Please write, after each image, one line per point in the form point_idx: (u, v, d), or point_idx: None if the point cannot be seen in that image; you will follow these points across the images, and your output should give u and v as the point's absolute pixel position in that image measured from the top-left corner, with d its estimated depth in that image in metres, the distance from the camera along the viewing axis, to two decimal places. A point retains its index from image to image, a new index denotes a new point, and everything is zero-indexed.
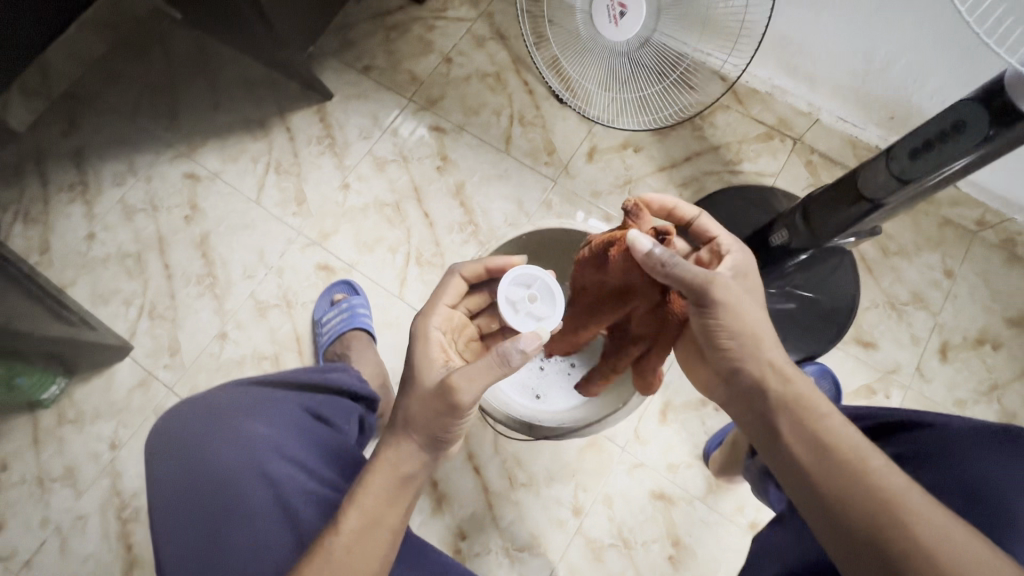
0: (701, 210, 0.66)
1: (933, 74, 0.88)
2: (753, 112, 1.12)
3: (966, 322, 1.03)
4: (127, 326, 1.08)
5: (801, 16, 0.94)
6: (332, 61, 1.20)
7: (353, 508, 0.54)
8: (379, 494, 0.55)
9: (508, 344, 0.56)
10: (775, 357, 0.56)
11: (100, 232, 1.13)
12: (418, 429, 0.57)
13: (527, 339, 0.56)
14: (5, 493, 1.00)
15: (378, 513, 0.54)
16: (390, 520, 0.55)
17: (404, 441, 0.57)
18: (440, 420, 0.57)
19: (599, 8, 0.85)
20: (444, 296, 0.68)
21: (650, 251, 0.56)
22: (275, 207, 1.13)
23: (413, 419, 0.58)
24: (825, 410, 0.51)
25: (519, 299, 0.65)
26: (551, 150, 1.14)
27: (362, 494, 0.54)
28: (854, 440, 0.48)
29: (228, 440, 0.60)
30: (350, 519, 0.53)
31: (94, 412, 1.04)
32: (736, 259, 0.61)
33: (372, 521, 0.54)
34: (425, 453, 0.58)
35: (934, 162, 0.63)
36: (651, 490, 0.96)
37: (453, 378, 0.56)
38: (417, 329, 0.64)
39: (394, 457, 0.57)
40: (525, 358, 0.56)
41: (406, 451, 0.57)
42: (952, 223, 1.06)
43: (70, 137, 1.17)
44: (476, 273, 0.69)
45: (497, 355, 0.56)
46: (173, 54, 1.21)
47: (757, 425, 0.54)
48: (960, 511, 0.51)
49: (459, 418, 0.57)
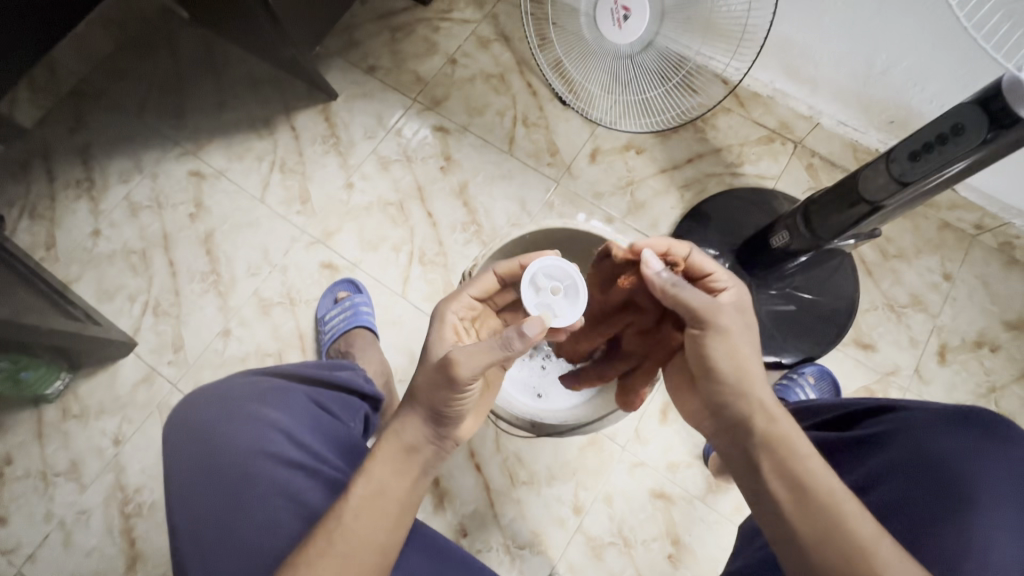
0: (692, 249, 0.63)
1: (932, 78, 0.88)
2: (754, 115, 1.13)
3: (965, 325, 1.04)
4: (132, 322, 1.09)
5: (803, 20, 0.94)
6: (337, 61, 1.21)
7: (363, 475, 0.57)
8: (386, 463, 0.57)
9: (514, 330, 0.56)
10: (766, 400, 0.55)
11: (106, 229, 1.14)
12: (420, 403, 0.59)
13: (532, 324, 0.56)
14: (9, 487, 1.01)
15: (384, 483, 0.56)
16: (395, 490, 0.56)
17: (410, 415, 0.60)
18: (439, 394, 0.58)
19: (603, 13, 0.86)
20: (472, 290, 0.68)
21: (657, 274, 0.59)
22: (280, 206, 1.14)
23: (417, 395, 0.60)
24: (806, 453, 0.50)
25: (542, 291, 0.63)
26: (554, 151, 1.15)
27: (369, 465, 0.57)
28: (831, 483, 0.48)
29: (244, 424, 0.60)
30: (360, 485, 0.56)
31: (98, 407, 1.04)
32: (732, 295, 0.61)
33: (379, 490, 0.56)
34: (430, 428, 0.60)
35: (932, 165, 0.64)
36: (651, 488, 0.96)
37: (454, 353, 0.56)
38: (437, 312, 0.66)
39: (399, 429, 0.59)
40: (530, 342, 0.56)
41: (413, 423, 0.59)
42: (951, 226, 1.07)
43: (76, 133, 1.18)
44: (511, 271, 0.68)
45: (502, 338, 0.56)
46: (180, 53, 1.22)
47: (739, 458, 0.55)
48: (926, 490, 0.52)
49: (458, 394, 0.57)
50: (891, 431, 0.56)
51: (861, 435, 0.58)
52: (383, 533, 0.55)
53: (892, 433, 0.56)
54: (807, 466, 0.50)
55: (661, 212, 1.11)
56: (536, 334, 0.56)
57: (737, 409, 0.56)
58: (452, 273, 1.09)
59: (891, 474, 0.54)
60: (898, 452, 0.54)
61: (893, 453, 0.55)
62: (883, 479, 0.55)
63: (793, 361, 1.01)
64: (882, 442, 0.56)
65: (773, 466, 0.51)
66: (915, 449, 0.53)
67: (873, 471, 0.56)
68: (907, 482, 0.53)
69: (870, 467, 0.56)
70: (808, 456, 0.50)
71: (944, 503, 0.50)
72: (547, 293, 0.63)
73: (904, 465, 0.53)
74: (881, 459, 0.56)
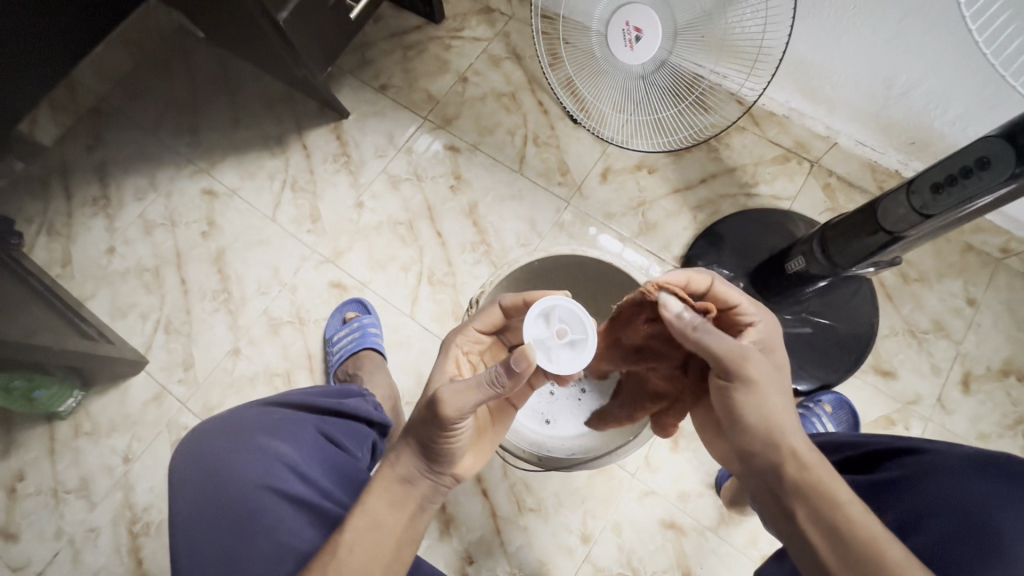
0: (714, 278, 0.62)
1: (954, 100, 0.86)
2: (769, 134, 1.11)
3: (990, 353, 1.00)
4: (143, 339, 1.10)
5: (820, 41, 0.91)
6: (349, 79, 1.22)
7: (359, 508, 0.56)
8: (381, 496, 0.56)
9: (500, 364, 0.54)
10: (797, 446, 0.51)
11: (120, 246, 1.15)
12: (413, 436, 0.58)
13: (520, 359, 0.53)
14: (21, 503, 1.02)
15: (379, 515, 0.55)
16: (390, 524, 0.56)
17: (404, 448, 0.59)
18: (428, 428, 0.57)
19: (614, 32, 0.86)
20: (478, 321, 0.67)
21: (680, 315, 0.56)
22: (290, 224, 1.14)
23: (413, 427, 0.58)
24: (844, 499, 0.47)
25: (545, 333, 0.60)
26: (565, 170, 1.14)
27: (365, 498, 0.56)
28: (872, 531, 0.44)
29: (251, 456, 0.59)
30: (357, 518, 0.55)
31: (109, 424, 1.05)
32: (763, 332, 0.59)
33: (374, 523, 0.55)
34: (423, 461, 0.59)
35: (957, 197, 0.61)
36: (661, 518, 0.94)
37: (440, 392, 0.54)
38: (444, 343, 0.67)
39: (393, 461, 0.58)
40: (518, 376, 0.53)
41: (407, 456, 0.58)
42: (974, 249, 1.04)
43: (94, 151, 1.20)
44: (514, 305, 0.66)
45: (490, 373, 0.54)
46: (196, 71, 1.23)
47: (771, 504, 0.51)
48: (950, 538, 0.48)
49: (445, 430, 0.55)
50: (913, 473, 0.53)
51: (883, 480, 0.55)
52: (379, 567, 0.54)
53: (915, 476, 0.53)
54: (849, 514, 0.46)
55: (673, 233, 1.09)
56: (524, 368, 0.53)
57: (766, 452, 0.52)
58: (461, 293, 1.08)
59: (923, 520, 0.50)
60: (924, 496, 0.51)
61: (920, 498, 0.51)
62: (915, 526, 0.50)
63: (808, 389, 0.98)
64: (906, 485, 0.53)
65: (807, 514, 0.48)
66: (943, 492, 0.50)
67: (902, 517, 0.52)
68: (940, 527, 0.49)
69: (898, 513, 0.52)
70: (846, 501, 0.47)
71: (968, 554, 0.46)
72: (548, 338, 0.60)
73: (933, 509, 0.50)
74: (907, 503, 0.52)
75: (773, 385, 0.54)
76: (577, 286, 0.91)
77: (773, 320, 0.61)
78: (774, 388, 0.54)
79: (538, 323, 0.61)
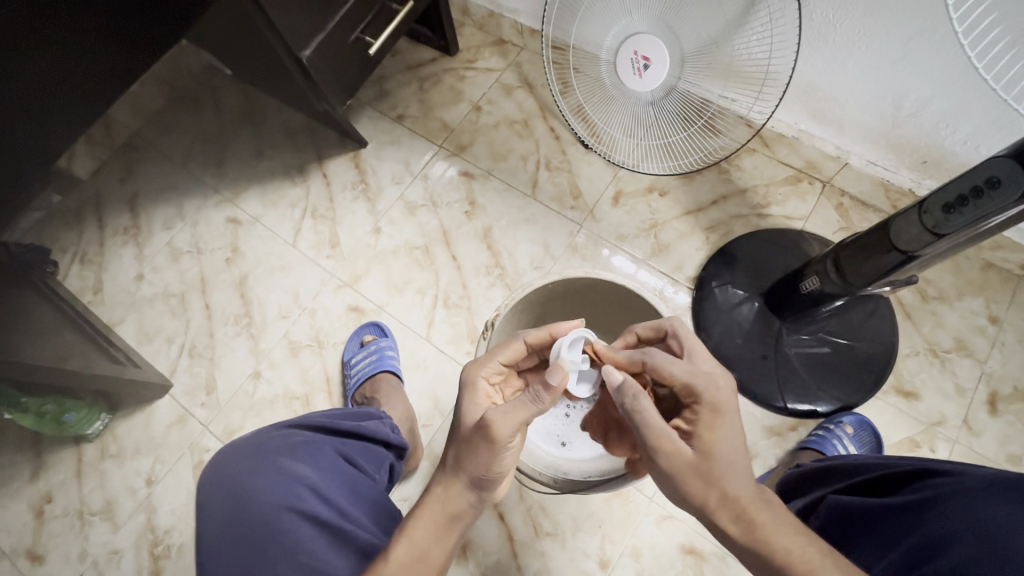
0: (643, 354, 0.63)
1: (963, 118, 0.86)
2: (779, 155, 1.12)
3: (1016, 372, 0.98)
4: (169, 363, 1.13)
5: (827, 65, 0.93)
6: (368, 110, 1.27)
7: (404, 538, 0.56)
8: (426, 525, 0.57)
9: (540, 384, 0.60)
10: (721, 523, 0.54)
11: (148, 273, 1.20)
12: (465, 470, 0.59)
13: (555, 374, 0.61)
14: (47, 525, 1.04)
15: (426, 546, 0.56)
16: (436, 554, 0.56)
17: (453, 480, 0.60)
18: (483, 461, 0.59)
19: (622, 61, 0.89)
20: (502, 355, 0.68)
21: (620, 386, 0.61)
22: (311, 250, 1.17)
23: (462, 459, 0.60)
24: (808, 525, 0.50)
25: (576, 360, 0.68)
26: (577, 194, 1.16)
27: (410, 527, 0.56)
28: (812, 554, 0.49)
29: (274, 477, 0.60)
30: (401, 547, 0.55)
31: (135, 447, 1.08)
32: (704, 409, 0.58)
33: (421, 554, 0.55)
34: (472, 493, 0.60)
35: (969, 217, 0.62)
36: (680, 543, 0.93)
37: (489, 416, 0.58)
38: (466, 376, 0.66)
39: (444, 493, 0.59)
40: (554, 391, 0.60)
41: (454, 489, 0.59)
42: (995, 266, 1.02)
43: (126, 183, 1.26)
44: (540, 340, 0.69)
45: (531, 392, 0.60)
46: (223, 107, 1.30)
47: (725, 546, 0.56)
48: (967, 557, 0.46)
49: (499, 458, 0.59)
50: (935, 495, 0.52)
51: (903, 502, 0.54)
52: None
53: (935, 498, 0.52)
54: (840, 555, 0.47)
55: (686, 254, 1.10)
56: (560, 380, 0.61)
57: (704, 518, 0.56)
58: (476, 316, 1.10)
59: (945, 543, 0.48)
60: (948, 519, 0.49)
61: (943, 520, 0.50)
62: (936, 549, 0.49)
63: (828, 410, 0.97)
64: (928, 509, 0.52)
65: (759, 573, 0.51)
66: (967, 516, 0.48)
67: (923, 540, 0.50)
68: (962, 550, 0.47)
69: (919, 537, 0.51)
70: (794, 557, 0.49)
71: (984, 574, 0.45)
72: (579, 364, 0.69)
73: (956, 533, 0.48)
74: (930, 527, 0.50)
75: (690, 468, 0.56)
76: (590, 306, 0.93)
77: (722, 386, 0.59)
78: (696, 470, 0.56)
79: (567, 349, 0.67)
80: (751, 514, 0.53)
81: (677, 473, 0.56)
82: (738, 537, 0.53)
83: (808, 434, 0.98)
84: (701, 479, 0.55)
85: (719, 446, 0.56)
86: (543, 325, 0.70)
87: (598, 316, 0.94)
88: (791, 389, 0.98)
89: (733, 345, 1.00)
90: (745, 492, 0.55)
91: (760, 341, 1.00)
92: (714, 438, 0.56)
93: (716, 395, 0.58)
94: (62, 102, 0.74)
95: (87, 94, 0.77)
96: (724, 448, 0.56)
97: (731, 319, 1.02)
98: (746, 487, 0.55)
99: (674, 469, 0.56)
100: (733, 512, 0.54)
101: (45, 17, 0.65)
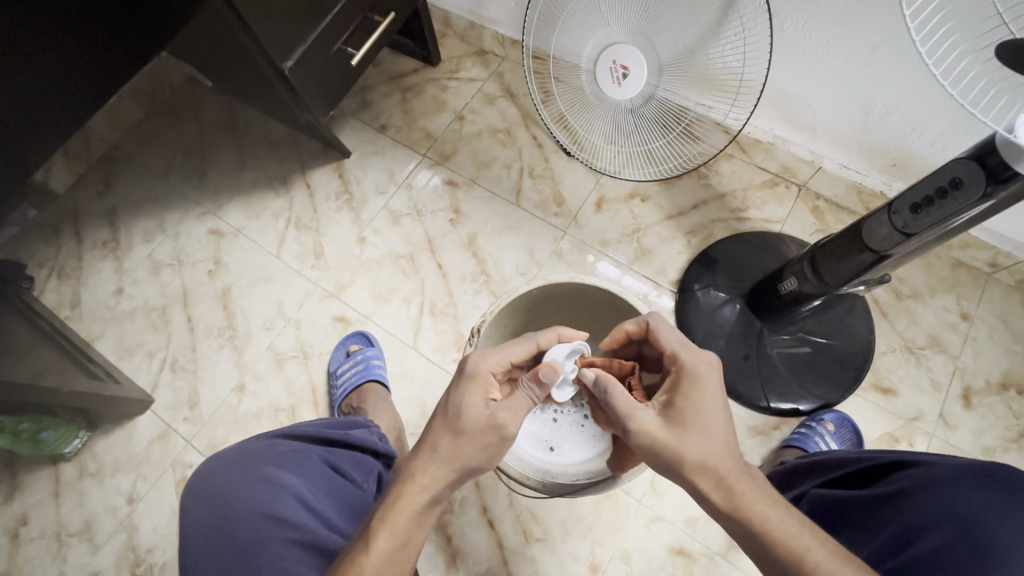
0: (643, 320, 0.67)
1: (930, 124, 0.89)
2: (757, 160, 1.15)
3: (989, 366, 1.01)
4: (150, 377, 1.11)
5: (798, 73, 0.96)
6: (351, 120, 1.27)
7: (384, 528, 0.55)
8: (408, 514, 0.56)
9: (533, 380, 0.64)
10: (702, 488, 0.55)
11: (128, 287, 1.18)
12: (458, 459, 0.59)
13: (548, 372, 0.64)
14: (23, 548, 1.01)
15: (405, 534, 0.55)
16: (416, 541, 0.56)
17: (443, 470, 0.58)
18: (484, 453, 0.60)
19: (602, 70, 0.91)
20: (512, 353, 0.67)
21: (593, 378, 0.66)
22: (295, 260, 1.17)
23: (458, 450, 0.59)
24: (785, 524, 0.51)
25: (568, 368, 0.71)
26: (561, 201, 1.17)
27: (388, 516, 0.55)
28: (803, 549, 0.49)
29: (260, 486, 0.59)
30: (382, 540, 0.54)
31: (114, 465, 1.05)
32: (702, 372, 0.60)
33: (402, 542, 0.54)
34: (456, 481, 0.59)
35: (936, 216, 0.64)
36: (670, 545, 0.93)
37: (499, 414, 0.60)
38: (469, 366, 0.63)
39: (427, 481, 0.57)
40: (546, 387, 0.65)
41: (442, 478, 0.58)
42: (964, 264, 1.06)
43: (105, 197, 1.24)
44: (550, 341, 0.71)
45: (527, 390, 0.64)
46: (204, 119, 1.29)
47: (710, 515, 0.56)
48: (945, 543, 0.48)
49: (502, 451, 0.61)
50: (910, 485, 0.53)
51: (881, 493, 0.55)
52: None
53: (914, 487, 0.53)
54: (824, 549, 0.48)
55: (668, 259, 1.12)
56: (552, 379, 0.64)
57: (682, 482, 0.56)
58: (462, 323, 1.10)
59: (923, 530, 0.50)
60: (922, 508, 0.51)
61: (920, 510, 0.51)
62: (914, 537, 0.50)
63: (810, 409, 0.99)
64: (906, 499, 0.53)
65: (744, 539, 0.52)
66: (940, 503, 0.50)
67: (901, 529, 0.52)
68: (939, 537, 0.49)
69: (896, 526, 0.52)
70: (771, 525, 0.51)
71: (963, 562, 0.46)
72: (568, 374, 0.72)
73: (934, 521, 0.49)
74: (907, 516, 0.52)
75: (670, 434, 0.57)
76: (573, 310, 0.94)
77: (715, 368, 0.60)
78: (676, 438, 0.56)
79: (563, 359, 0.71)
80: (733, 483, 0.54)
81: (655, 440, 0.57)
82: (722, 505, 0.53)
83: (791, 432, 1.00)
84: (678, 441, 0.56)
85: (692, 412, 0.57)
86: (552, 326, 0.72)
87: (583, 319, 0.96)
88: (774, 389, 1.00)
89: (716, 347, 1.02)
90: (726, 460, 0.55)
91: (742, 342, 1.01)
92: (691, 404, 0.58)
93: (695, 363, 0.60)
94: (41, 112, 0.73)
95: (64, 107, 0.76)
96: (700, 414, 0.57)
97: (714, 321, 1.03)
98: (725, 455, 0.55)
99: (652, 439, 0.58)
100: (714, 479, 0.54)
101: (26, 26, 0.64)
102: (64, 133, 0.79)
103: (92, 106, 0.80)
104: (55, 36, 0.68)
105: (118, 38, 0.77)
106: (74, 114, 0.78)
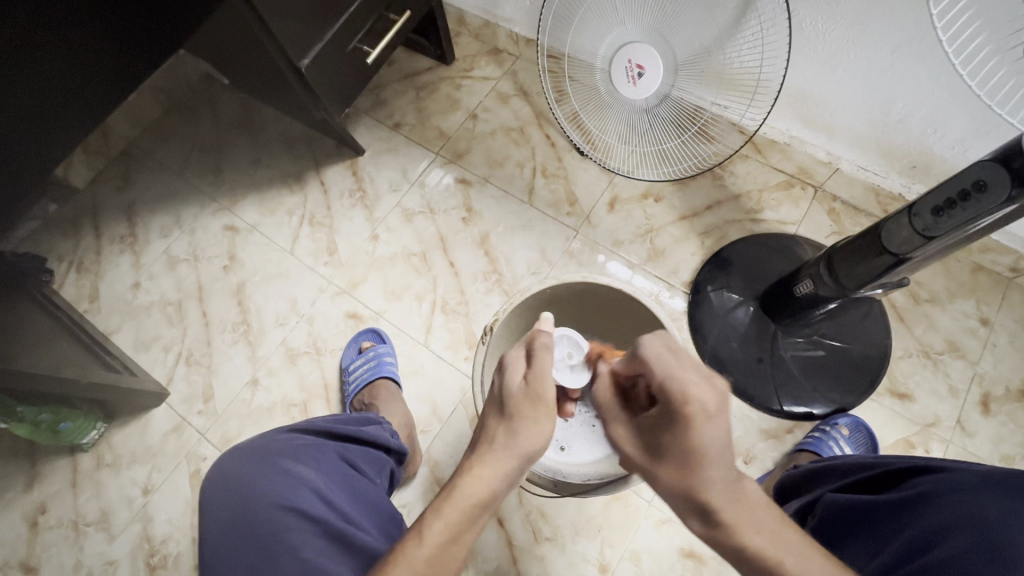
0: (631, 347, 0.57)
1: (952, 124, 0.88)
2: (772, 161, 1.14)
3: (1009, 372, 0.99)
4: (165, 371, 1.13)
5: (816, 73, 0.94)
6: (365, 118, 1.28)
7: (435, 517, 0.52)
8: (463, 509, 0.53)
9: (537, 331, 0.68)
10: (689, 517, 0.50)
11: (145, 281, 1.20)
12: (514, 447, 0.58)
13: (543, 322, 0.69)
14: (42, 536, 1.03)
15: (459, 528, 0.52)
16: (468, 539, 0.53)
17: (501, 459, 0.57)
18: (535, 433, 0.59)
19: (617, 69, 0.91)
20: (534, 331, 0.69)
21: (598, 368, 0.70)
22: (308, 257, 1.18)
23: (515, 434, 0.58)
24: None
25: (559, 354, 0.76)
26: (573, 201, 1.17)
27: (442, 506, 0.53)
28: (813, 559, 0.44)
29: (278, 479, 0.60)
30: (435, 529, 0.51)
31: (130, 456, 1.07)
32: (674, 407, 0.51)
33: (455, 536, 0.51)
34: (513, 473, 0.58)
35: (958, 219, 0.63)
36: (680, 547, 0.93)
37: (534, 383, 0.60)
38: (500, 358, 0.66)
39: (479, 471, 0.56)
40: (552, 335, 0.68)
41: (500, 468, 0.57)
42: (984, 268, 1.04)
43: (123, 192, 1.26)
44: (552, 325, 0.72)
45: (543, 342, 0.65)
46: (220, 115, 1.31)
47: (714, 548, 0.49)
48: (963, 546, 0.46)
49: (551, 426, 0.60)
50: (929, 490, 0.52)
51: (899, 498, 0.55)
52: None
53: (934, 492, 0.52)
54: None
55: (681, 259, 1.11)
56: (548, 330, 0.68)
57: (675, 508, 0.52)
58: (473, 322, 1.10)
59: (940, 534, 0.49)
60: (942, 512, 0.50)
61: (937, 514, 0.50)
62: (933, 541, 0.49)
63: (824, 412, 0.98)
64: (926, 504, 0.52)
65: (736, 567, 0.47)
66: (961, 507, 0.49)
67: (919, 534, 0.50)
68: (957, 540, 0.47)
69: (915, 531, 0.51)
70: None
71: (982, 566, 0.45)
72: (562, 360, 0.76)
73: (953, 524, 0.48)
74: (926, 520, 0.51)
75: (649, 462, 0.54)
76: (585, 311, 0.93)
77: (694, 395, 0.50)
78: (653, 467, 0.53)
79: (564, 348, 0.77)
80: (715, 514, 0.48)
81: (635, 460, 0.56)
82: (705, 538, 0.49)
83: (803, 435, 0.99)
84: (658, 473, 0.52)
85: (672, 445, 0.51)
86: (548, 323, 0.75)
87: (595, 320, 0.95)
88: (788, 392, 0.98)
89: (730, 349, 1.01)
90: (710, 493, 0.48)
91: (755, 343, 1.01)
92: (670, 440, 0.51)
93: (680, 405, 0.51)
94: (59, 108, 0.74)
95: (82, 103, 0.77)
96: (678, 449, 0.51)
97: (727, 323, 1.03)
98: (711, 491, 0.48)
99: (632, 452, 0.58)
100: (697, 510, 0.49)
101: (35, 25, 0.64)
102: (84, 129, 0.80)
103: (110, 102, 0.81)
104: (65, 35, 0.68)
105: (137, 36, 0.78)
106: (92, 109, 0.79)
